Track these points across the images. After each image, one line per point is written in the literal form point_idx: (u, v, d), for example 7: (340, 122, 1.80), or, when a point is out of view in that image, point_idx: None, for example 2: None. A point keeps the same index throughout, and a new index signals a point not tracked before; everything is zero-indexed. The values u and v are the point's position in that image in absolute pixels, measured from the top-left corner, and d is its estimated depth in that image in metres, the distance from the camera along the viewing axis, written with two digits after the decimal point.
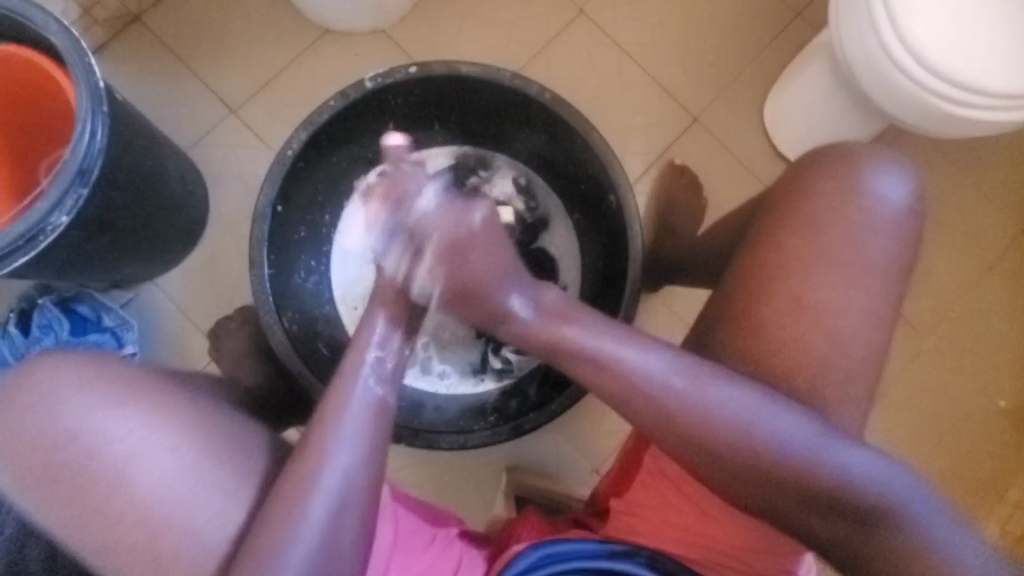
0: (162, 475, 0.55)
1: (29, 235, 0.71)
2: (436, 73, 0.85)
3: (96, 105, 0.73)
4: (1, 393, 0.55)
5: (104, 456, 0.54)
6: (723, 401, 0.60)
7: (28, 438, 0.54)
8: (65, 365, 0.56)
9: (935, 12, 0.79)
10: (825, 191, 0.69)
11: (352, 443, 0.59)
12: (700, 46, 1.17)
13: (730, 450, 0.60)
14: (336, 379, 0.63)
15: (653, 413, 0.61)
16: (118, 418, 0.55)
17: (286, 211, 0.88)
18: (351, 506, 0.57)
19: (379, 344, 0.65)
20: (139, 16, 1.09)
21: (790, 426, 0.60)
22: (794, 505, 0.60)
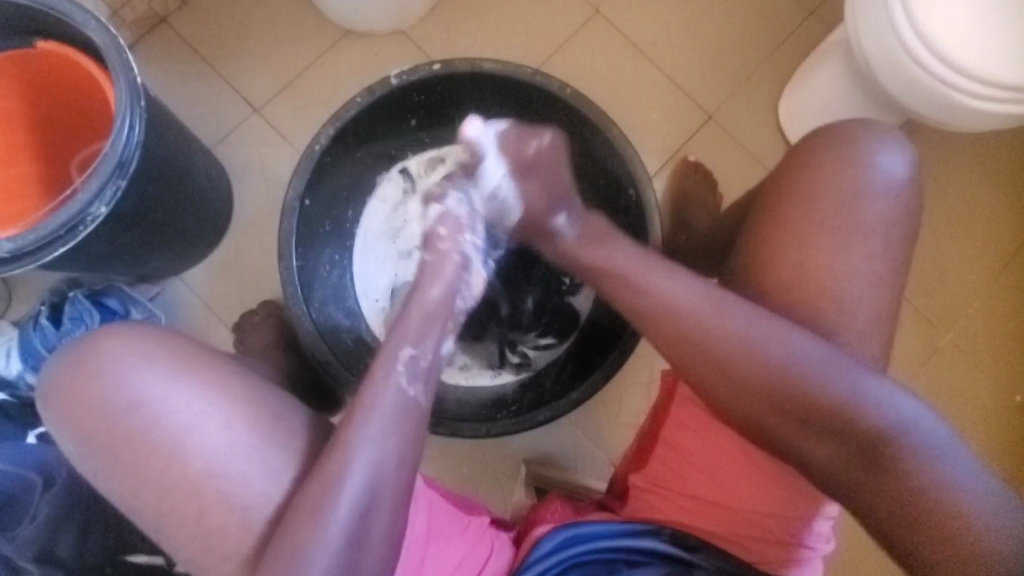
0: (214, 447, 0.59)
1: (69, 226, 0.73)
2: (459, 71, 0.88)
3: (135, 99, 0.75)
4: (72, 366, 0.61)
5: (164, 427, 0.59)
6: (741, 326, 0.64)
7: (102, 410, 0.59)
8: (126, 343, 0.61)
9: (953, 7, 0.80)
10: (856, 177, 0.69)
11: (380, 441, 0.59)
12: (715, 45, 1.19)
13: (745, 374, 0.64)
14: (370, 374, 0.63)
15: (672, 327, 0.66)
16: (180, 395, 0.60)
17: (313, 205, 0.90)
18: (382, 492, 0.59)
19: (415, 342, 0.65)
20: (166, 17, 1.12)
21: (808, 353, 0.63)
22: (807, 433, 0.63)
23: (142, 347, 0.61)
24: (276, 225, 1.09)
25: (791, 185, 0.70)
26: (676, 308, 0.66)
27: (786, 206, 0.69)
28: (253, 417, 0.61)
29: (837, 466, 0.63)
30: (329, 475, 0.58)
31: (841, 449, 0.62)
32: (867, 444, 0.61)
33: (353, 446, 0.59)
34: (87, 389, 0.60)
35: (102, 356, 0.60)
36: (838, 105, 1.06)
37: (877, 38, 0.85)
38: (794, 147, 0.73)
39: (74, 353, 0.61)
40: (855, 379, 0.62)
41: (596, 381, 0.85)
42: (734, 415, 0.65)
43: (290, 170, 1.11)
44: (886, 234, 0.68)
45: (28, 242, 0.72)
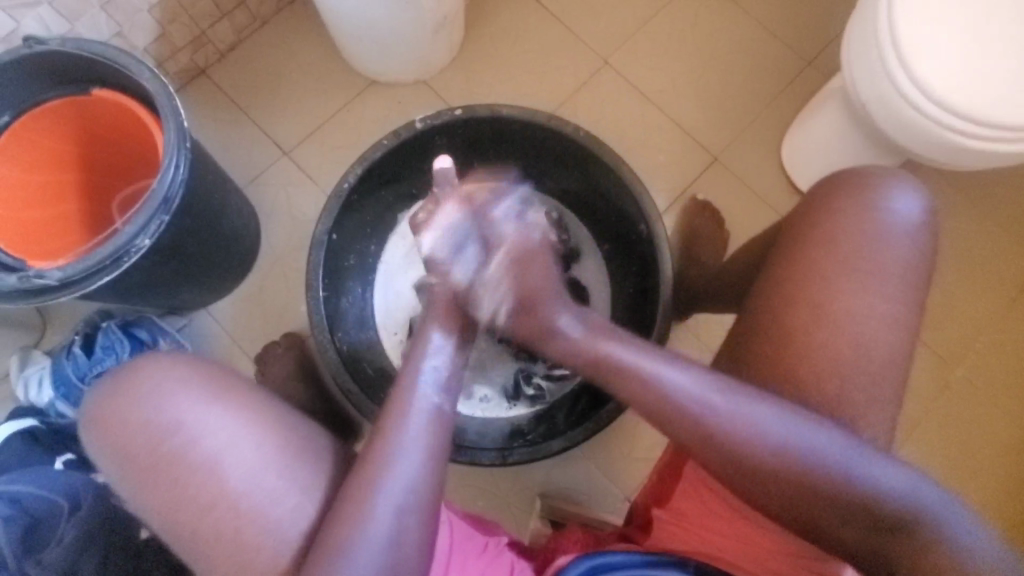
0: (248, 468, 0.61)
1: (116, 256, 0.78)
2: (479, 115, 0.93)
3: (182, 141, 0.81)
4: (114, 391, 0.63)
5: (201, 448, 0.61)
6: (754, 419, 0.62)
7: (141, 433, 0.61)
8: (168, 368, 0.64)
9: (945, 53, 0.85)
10: (859, 209, 0.72)
11: (412, 451, 0.62)
12: (718, 92, 1.26)
13: (759, 459, 0.62)
14: (397, 389, 0.67)
15: (688, 425, 0.64)
16: (214, 417, 0.62)
17: (339, 239, 0.95)
18: (418, 501, 0.60)
19: (435, 356, 0.69)
20: (205, 69, 1.20)
21: (820, 439, 0.61)
22: (822, 514, 0.61)
23: (179, 374, 0.64)
24: (300, 260, 1.14)
25: (800, 227, 0.75)
26: (681, 411, 0.64)
27: (784, 248, 0.75)
28: (285, 439, 0.63)
29: (857, 546, 0.61)
30: (362, 494, 0.59)
31: (859, 530, 0.60)
32: (886, 525, 0.60)
33: (384, 467, 0.61)
34: (128, 414, 0.62)
35: (142, 383, 0.63)
36: (838, 147, 1.12)
37: (873, 84, 0.90)
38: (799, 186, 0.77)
39: (116, 378, 0.64)
40: (877, 466, 0.61)
41: (611, 412, 0.86)
42: (748, 496, 0.63)
43: (315, 208, 1.16)
44: (890, 262, 0.70)
45: (77, 271, 0.77)
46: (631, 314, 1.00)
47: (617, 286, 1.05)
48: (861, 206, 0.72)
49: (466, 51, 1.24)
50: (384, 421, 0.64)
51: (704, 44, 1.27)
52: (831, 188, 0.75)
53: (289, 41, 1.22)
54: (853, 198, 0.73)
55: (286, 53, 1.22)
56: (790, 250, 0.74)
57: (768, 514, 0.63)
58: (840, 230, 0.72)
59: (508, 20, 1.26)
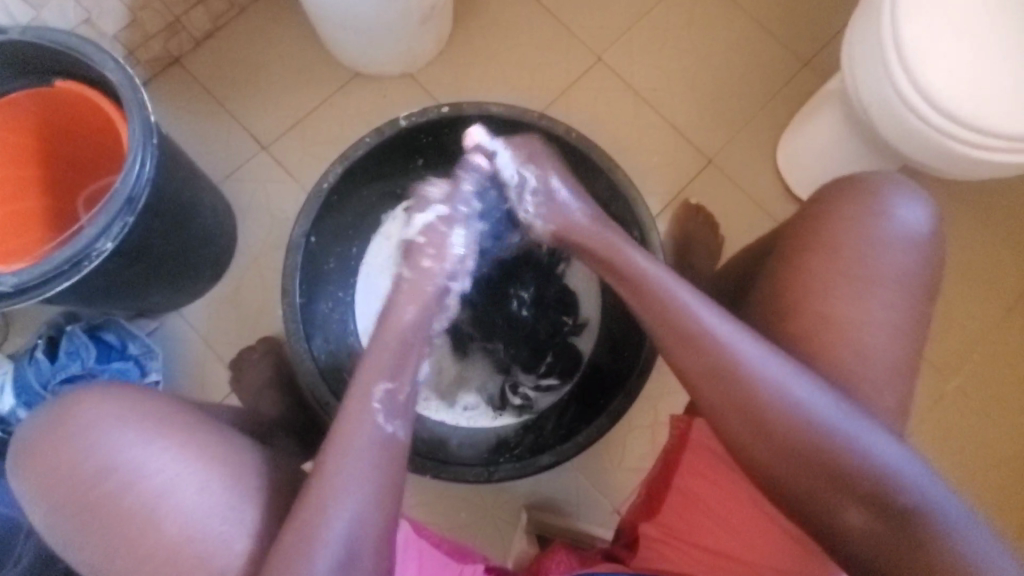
0: (191, 512, 0.57)
1: (75, 260, 0.73)
2: (466, 114, 0.90)
3: (148, 137, 0.76)
4: (45, 428, 0.59)
5: (138, 492, 0.56)
6: (773, 374, 0.60)
7: (73, 475, 0.57)
8: (103, 402, 0.59)
9: (950, 58, 0.83)
10: (863, 222, 0.69)
11: (361, 477, 0.58)
12: (714, 92, 1.22)
13: (771, 421, 0.59)
14: (344, 410, 0.62)
15: (702, 362, 0.61)
16: (155, 457, 0.58)
17: (318, 242, 0.91)
18: (366, 532, 0.57)
19: (389, 375, 0.64)
20: (179, 58, 1.15)
21: (835, 410, 0.59)
22: (826, 493, 0.58)
23: (115, 407, 0.59)
24: (278, 260, 1.09)
25: (796, 236, 0.72)
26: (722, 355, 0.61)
27: (790, 258, 0.71)
28: (232, 477, 0.59)
29: (864, 539, 0.57)
30: (313, 512, 0.56)
31: (868, 519, 0.57)
32: (895, 519, 0.56)
33: (336, 482, 0.57)
34: (59, 452, 0.58)
35: (77, 419, 0.58)
36: (834, 152, 1.09)
37: (875, 88, 0.87)
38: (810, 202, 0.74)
39: (48, 412, 0.60)
40: (873, 438, 0.58)
41: (602, 425, 0.84)
42: (753, 465, 0.60)
43: (295, 206, 1.12)
44: (890, 276, 0.67)
45: (31, 277, 0.72)
46: (622, 324, 0.96)
47: (606, 293, 1.01)
48: (864, 216, 0.69)
49: (455, 44, 1.20)
50: (336, 433, 0.60)
51: (700, 41, 1.24)
52: (838, 196, 0.71)
53: (269, 30, 1.17)
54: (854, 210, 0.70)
55: (266, 42, 1.16)
56: None
57: (770, 491, 0.60)
58: (844, 242, 0.68)
59: (500, 12, 1.22)
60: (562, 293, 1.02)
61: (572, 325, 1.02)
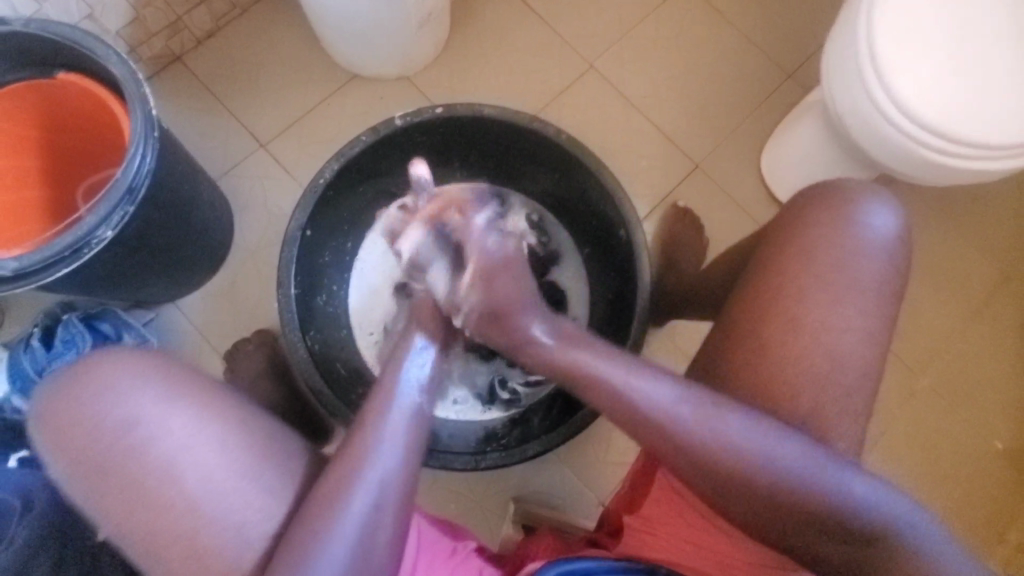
0: (209, 470, 0.59)
1: (75, 247, 0.75)
2: (461, 114, 0.92)
3: (149, 130, 0.78)
4: (65, 386, 0.60)
5: (159, 449, 0.58)
6: (730, 433, 0.62)
7: (95, 433, 0.59)
8: (127, 362, 0.61)
9: (922, 70, 0.87)
10: (831, 222, 0.73)
11: (392, 448, 0.61)
12: (701, 100, 1.26)
13: (735, 476, 0.62)
14: (377, 390, 0.66)
15: (657, 425, 0.63)
16: (176, 416, 0.59)
17: (314, 236, 0.93)
18: (390, 499, 0.59)
19: (419, 363, 0.70)
20: (180, 56, 1.17)
21: (792, 454, 0.61)
22: (796, 526, 0.62)
23: (137, 368, 0.61)
24: (273, 255, 1.11)
25: (779, 233, 0.75)
26: (689, 435, 0.62)
27: (766, 258, 0.75)
28: (250, 439, 0.61)
29: (837, 558, 0.62)
30: (336, 492, 0.58)
31: (836, 542, 0.61)
32: (863, 538, 0.61)
33: (354, 469, 0.59)
34: (80, 409, 0.59)
35: (101, 379, 0.60)
36: (815, 160, 1.13)
37: (850, 97, 0.91)
38: (791, 203, 0.78)
39: (67, 374, 0.61)
40: (838, 472, 0.61)
41: (586, 417, 0.86)
42: (725, 512, 0.64)
43: (292, 203, 1.14)
44: (862, 274, 0.71)
45: (32, 262, 0.74)
46: (612, 320, 0.99)
47: (598, 292, 1.04)
48: (837, 217, 0.73)
49: (451, 48, 1.23)
50: (340, 459, 0.60)
51: (688, 52, 1.28)
52: (816, 199, 0.75)
53: (270, 31, 1.19)
54: (827, 211, 0.74)
55: (267, 43, 1.19)
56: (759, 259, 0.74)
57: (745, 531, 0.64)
58: (820, 243, 0.72)
59: (495, 18, 1.25)
60: (555, 292, 1.05)
61: None
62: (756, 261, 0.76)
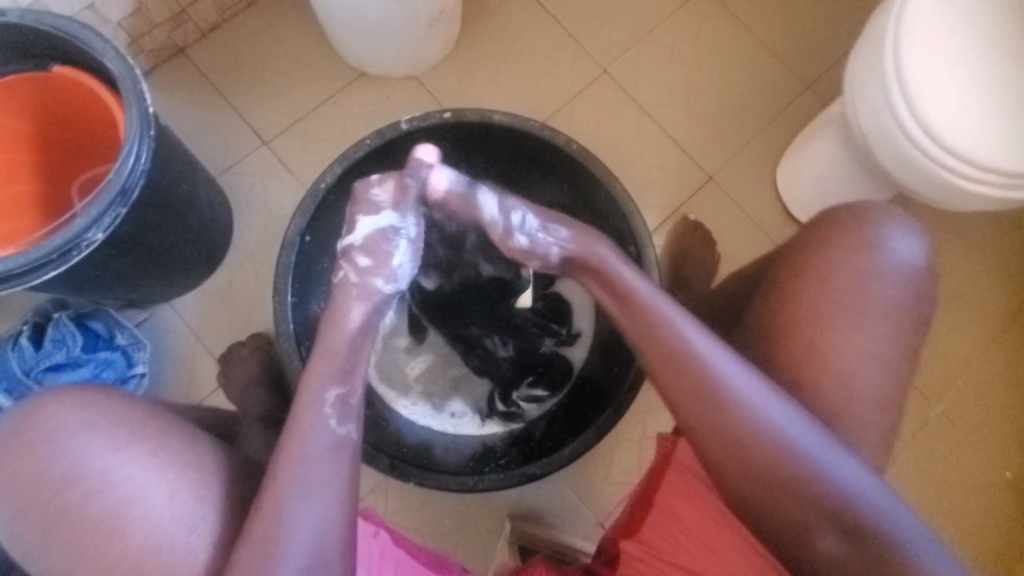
0: (156, 521, 0.55)
1: (63, 250, 0.72)
2: (468, 120, 0.89)
3: (145, 129, 0.75)
4: (12, 429, 0.57)
5: (104, 499, 0.55)
6: (748, 395, 0.59)
7: (36, 483, 0.55)
8: (73, 405, 0.58)
9: (949, 91, 0.83)
10: (852, 247, 0.69)
11: (314, 495, 0.54)
12: (718, 109, 1.23)
13: (746, 442, 0.58)
14: (290, 423, 0.58)
15: (683, 376, 0.60)
16: (125, 463, 0.56)
17: (314, 242, 0.90)
18: (328, 553, 0.53)
19: (339, 379, 0.60)
20: (183, 49, 1.14)
21: (803, 434, 0.59)
22: (787, 510, 0.58)
23: (84, 411, 0.58)
24: (272, 257, 1.09)
25: (800, 253, 0.72)
26: (707, 388, 0.59)
27: (781, 284, 0.72)
28: (202, 486, 0.58)
29: (824, 555, 0.57)
30: (273, 533, 0.53)
31: (829, 533, 0.57)
32: (855, 538, 0.57)
33: (291, 509, 0.53)
34: (24, 456, 0.56)
35: (45, 423, 0.57)
36: (833, 176, 1.10)
37: (875, 117, 0.88)
38: (812, 225, 0.75)
39: (14, 417, 0.58)
40: (848, 464, 0.58)
41: (589, 440, 0.83)
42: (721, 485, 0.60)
43: (293, 203, 1.11)
44: (888, 307, 0.67)
45: (18, 264, 0.71)
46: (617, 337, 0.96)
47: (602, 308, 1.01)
48: (856, 243, 0.69)
49: (462, 48, 1.20)
50: (286, 445, 0.57)
51: (706, 59, 1.24)
52: (836, 222, 0.72)
53: (277, 25, 1.16)
54: (858, 230, 0.70)
55: (273, 37, 1.16)
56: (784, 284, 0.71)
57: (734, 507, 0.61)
58: (840, 269, 0.69)
59: (508, 19, 1.22)
60: (557, 303, 1.02)
61: (565, 336, 1.02)
62: (775, 281, 0.73)
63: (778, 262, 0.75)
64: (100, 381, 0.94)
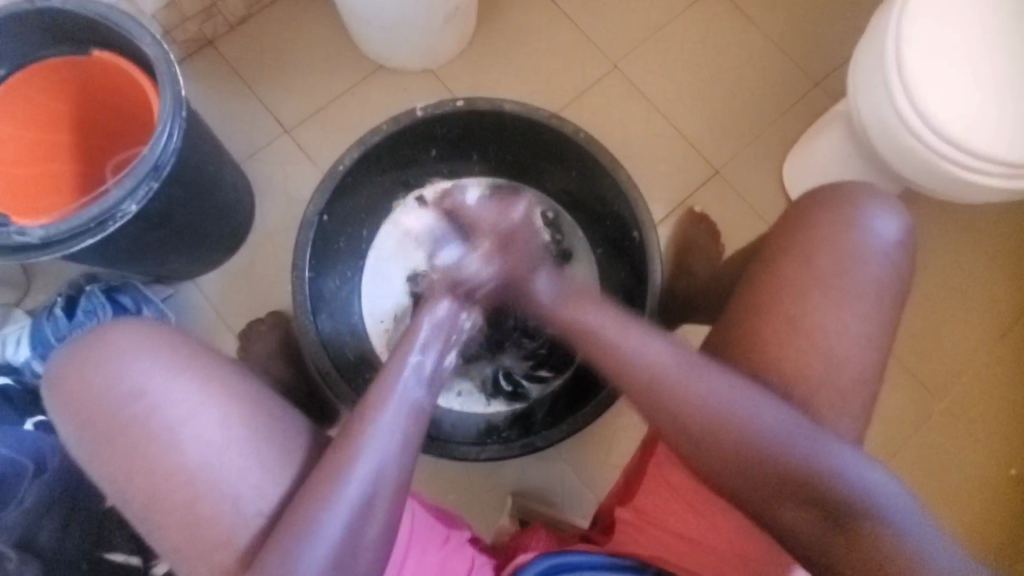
0: (209, 441, 0.60)
1: (100, 220, 0.77)
2: (480, 108, 0.93)
3: (177, 109, 0.80)
4: (83, 349, 0.62)
5: (165, 418, 0.60)
6: (715, 393, 0.65)
7: (104, 400, 0.61)
8: (140, 334, 0.63)
9: (950, 84, 0.85)
10: (839, 228, 0.71)
11: (388, 441, 0.62)
12: (725, 105, 1.25)
13: (721, 429, 0.64)
14: (384, 374, 0.67)
15: (654, 383, 0.67)
16: (179, 387, 0.61)
17: (331, 221, 0.94)
18: (382, 495, 0.60)
19: (421, 349, 0.69)
20: (212, 40, 1.20)
21: (776, 419, 0.63)
22: (766, 491, 0.63)
23: (143, 339, 0.63)
24: (291, 239, 1.13)
25: (782, 232, 0.74)
26: (682, 389, 0.65)
27: (769, 262, 0.73)
28: (251, 414, 0.62)
29: (806, 532, 0.62)
30: (320, 494, 0.58)
31: (807, 511, 0.62)
32: (831, 512, 0.61)
33: (358, 449, 0.61)
34: (93, 375, 0.61)
35: (108, 346, 0.62)
36: (837, 170, 1.12)
37: (874, 109, 0.91)
38: (794, 206, 0.77)
39: (82, 342, 0.63)
40: (827, 444, 0.62)
41: (589, 414, 0.86)
42: (704, 471, 0.65)
43: (312, 188, 1.16)
44: (879, 290, 0.70)
45: (59, 231, 0.76)
46: None
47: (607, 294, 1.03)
48: (839, 224, 0.72)
49: (476, 42, 1.24)
50: (375, 393, 0.65)
51: (714, 56, 1.27)
52: (819, 203, 0.74)
53: (300, 19, 1.22)
54: (836, 208, 0.73)
55: (297, 30, 1.21)
56: (766, 261, 0.73)
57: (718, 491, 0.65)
58: (830, 249, 0.71)
59: (522, 15, 1.26)
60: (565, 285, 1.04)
61: None
62: (756, 259, 0.75)
63: (766, 241, 0.76)
64: None
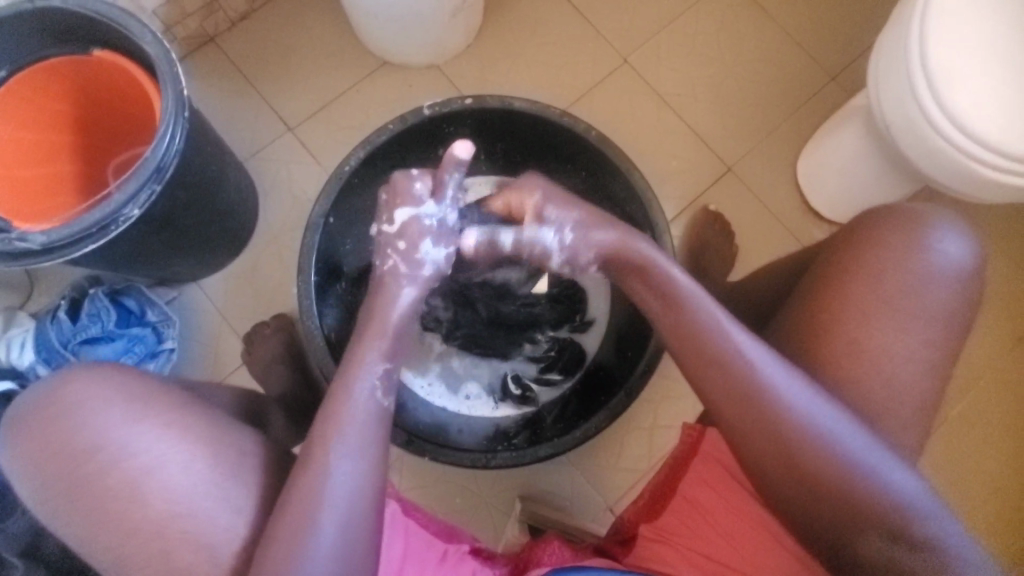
0: (175, 488, 0.59)
1: (102, 224, 0.76)
2: (489, 107, 0.90)
3: (179, 110, 0.78)
4: (39, 403, 0.61)
5: (126, 468, 0.59)
6: (785, 388, 0.60)
7: (64, 452, 0.59)
8: (95, 382, 0.62)
9: (977, 80, 0.82)
10: (895, 248, 0.68)
11: (353, 453, 0.59)
12: (739, 99, 1.22)
13: (787, 432, 0.59)
14: (337, 382, 0.63)
15: (717, 371, 0.61)
16: (143, 436, 0.60)
17: (336, 223, 0.92)
18: (360, 509, 0.58)
19: (385, 355, 0.64)
20: (214, 37, 1.17)
21: (843, 427, 0.60)
22: (826, 503, 0.58)
23: (103, 387, 0.61)
24: (297, 240, 1.12)
25: (839, 252, 0.72)
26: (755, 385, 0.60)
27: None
28: (218, 456, 0.61)
29: (862, 550, 0.58)
30: (300, 510, 0.56)
31: (868, 531, 0.58)
32: (894, 535, 0.57)
33: (327, 460, 0.58)
34: (52, 427, 0.60)
35: (66, 397, 0.61)
36: (854, 168, 1.09)
37: (898, 107, 0.88)
38: (849, 225, 0.74)
39: (42, 390, 0.62)
40: (893, 464, 0.59)
41: (602, 421, 0.84)
42: (758, 473, 0.60)
43: (316, 188, 1.14)
44: (905, 296, 0.67)
45: (60, 237, 0.75)
46: (631, 325, 0.97)
47: (616, 296, 1.01)
48: (900, 244, 0.69)
49: (484, 37, 1.21)
50: (326, 410, 0.61)
51: (727, 50, 1.24)
52: (881, 221, 0.71)
53: (304, 14, 1.19)
54: (892, 230, 0.69)
55: (299, 27, 1.19)
56: (826, 286, 0.70)
57: (770, 499, 0.61)
58: (887, 270, 0.68)
59: (529, 9, 1.23)
60: (572, 290, 1.02)
61: (579, 323, 1.02)
62: (808, 280, 0.73)
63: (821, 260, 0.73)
64: (131, 355, 0.98)
